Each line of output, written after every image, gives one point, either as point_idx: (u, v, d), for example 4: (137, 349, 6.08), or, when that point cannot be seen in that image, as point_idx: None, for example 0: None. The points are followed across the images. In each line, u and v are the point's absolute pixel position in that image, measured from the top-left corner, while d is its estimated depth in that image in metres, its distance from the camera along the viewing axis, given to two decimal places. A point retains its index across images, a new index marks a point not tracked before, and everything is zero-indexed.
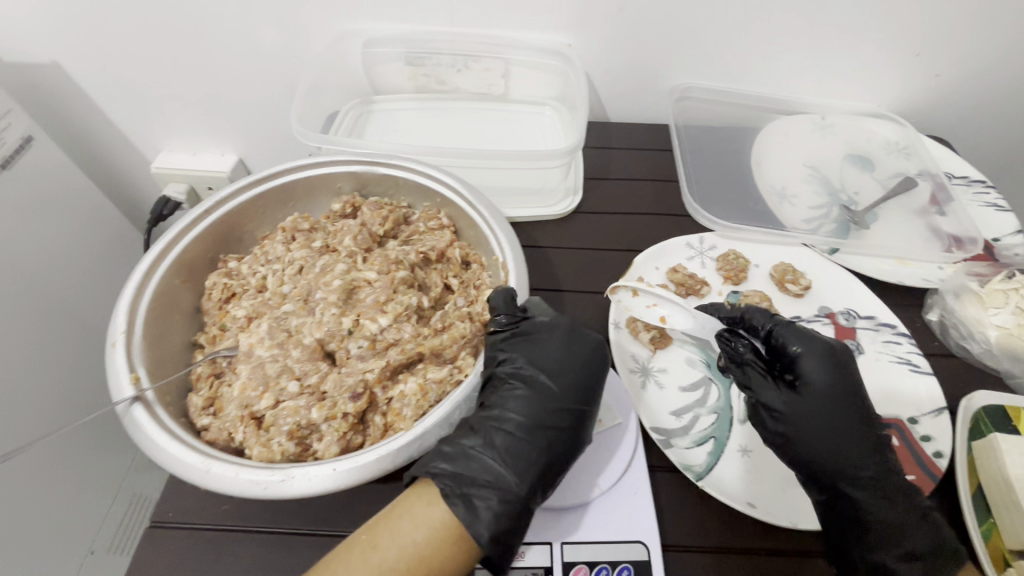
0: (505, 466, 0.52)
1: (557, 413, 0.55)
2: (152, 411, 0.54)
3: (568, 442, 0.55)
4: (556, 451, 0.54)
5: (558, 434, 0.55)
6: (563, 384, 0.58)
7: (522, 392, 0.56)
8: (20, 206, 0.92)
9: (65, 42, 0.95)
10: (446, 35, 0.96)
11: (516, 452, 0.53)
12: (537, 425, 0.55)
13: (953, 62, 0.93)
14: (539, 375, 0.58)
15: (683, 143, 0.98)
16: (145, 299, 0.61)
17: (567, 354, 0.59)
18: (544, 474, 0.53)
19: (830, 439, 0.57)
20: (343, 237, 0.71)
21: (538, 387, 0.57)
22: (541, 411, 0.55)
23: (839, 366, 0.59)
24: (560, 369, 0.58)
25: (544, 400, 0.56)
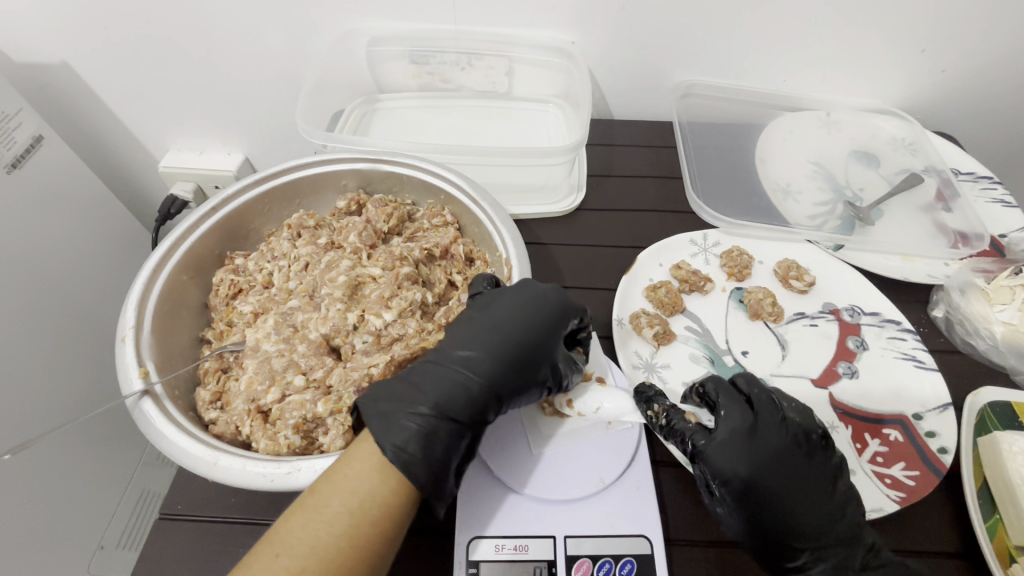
0: (435, 394, 0.55)
1: (501, 348, 0.58)
2: (160, 405, 0.55)
3: (505, 378, 0.57)
4: (490, 384, 0.56)
5: (497, 369, 0.57)
6: (510, 333, 0.59)
7: (474, 329, 0.60)
8: (29, 204, 0.93)
9: (75, 43, 0.97)
10: (451, 33, 0.96)
11: (450, 388, 0.55)
12: (480, 357, 0.57)
13: (958, 57, 0.92)
14: (495, 316, 0.60)
15: (687, 140, 0.98)
16: (153, 295, 0.62)
17: (526, 301, 0.61)
18: (470, 402, 0.55)
19: (783, 531, 0.54)
20: (348, 233, 0.72)
21: (490, 325, 0.60)
22: (487, 347, 0.58)
23: (770, 463, 0.55)
24: (515, 311, 0.60)
25: (492, 336, 0.59)
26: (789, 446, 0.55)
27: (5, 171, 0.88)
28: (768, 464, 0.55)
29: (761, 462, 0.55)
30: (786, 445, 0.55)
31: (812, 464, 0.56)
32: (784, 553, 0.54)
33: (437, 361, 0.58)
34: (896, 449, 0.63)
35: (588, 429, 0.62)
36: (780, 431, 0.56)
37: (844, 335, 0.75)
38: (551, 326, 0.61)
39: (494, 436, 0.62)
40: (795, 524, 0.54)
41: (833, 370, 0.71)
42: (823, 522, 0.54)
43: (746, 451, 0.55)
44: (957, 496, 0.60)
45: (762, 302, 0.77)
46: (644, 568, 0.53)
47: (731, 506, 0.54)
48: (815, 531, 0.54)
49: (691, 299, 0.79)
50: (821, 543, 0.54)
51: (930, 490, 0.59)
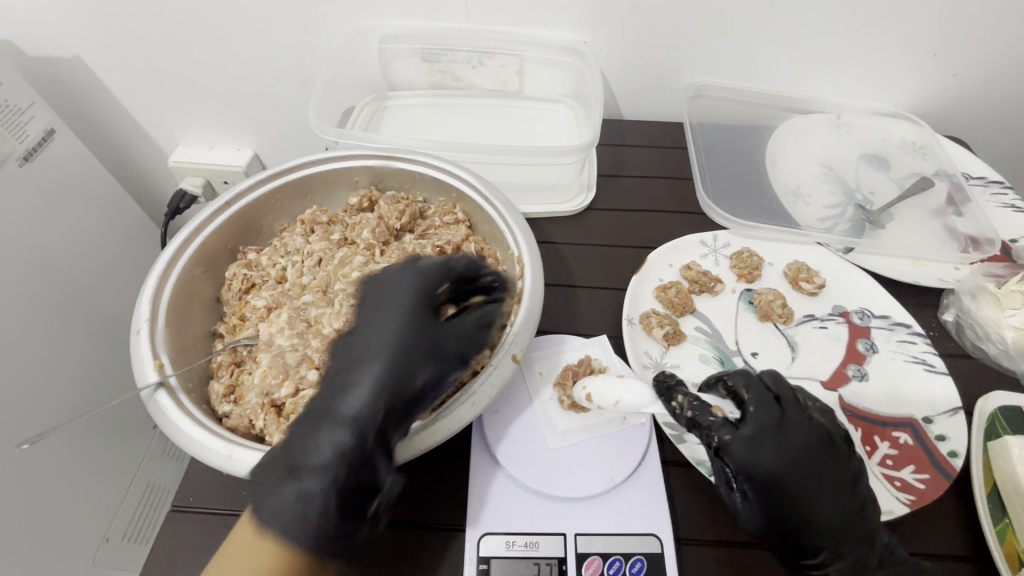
0: (332, 410, 0.52)
1: (396, 339, 0.56)
2: (175, 397, 0.55)
3: (413, 364, 0.55)
4: (398, 374, 0.54)
5: (398, 359, 0.55)
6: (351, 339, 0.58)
7: (355, 333, 0.58)
8: (42, 197, 0.93)
9: (88, 36, 0.97)
10: (462, 32, 0.97)
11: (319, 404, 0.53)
12: (377, 352, 0.55)
13: (970, 62, 0.93)
14: (376, 314, 0.58)
15: (698, 141, 0.98)
16: (167, 289, 0.63)
17: (398, 292, 0.59)
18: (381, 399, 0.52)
19: (802, 526, 0.53)
20: (361, 230, 0.72)
21: (371, 327, 0.57)
22: (378, 342, 0.56)
23: (797, 459, 0.53)
24: (394, 304, 0.58)
25: (380, 333, 0.56)
26: (812, 440, 0.54)
27: (17, 164, 0.88)
28: (794, 461, 0.53)
29: (786, 458, 0.53)
30: (810, 441, 0.54)
31: (832, 460, 0.54)
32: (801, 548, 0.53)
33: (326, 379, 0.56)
34: (905, 452, 0.63)
35: (604, 426, 0.63)
36: (807, 428, 0.55)
37: (854, 338, 0.75)
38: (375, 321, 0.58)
39: (507, 434, 0.62)
40: (815, 521, 0.53)
41: (843, 372, 0.71)
42: (844, 519, 0.53)
43: (772, 446, 0.54)
44: (966, 498, 0.60)
45: (772, 304, 0.76)
46: (655, 567, 0.54)
47: (751, 500, 0.54)
48: (834, 527, 0.52)
49: (701, 299, 0.79)
50: (841, 540, 0.52)
51: (939, 493, 0.60)
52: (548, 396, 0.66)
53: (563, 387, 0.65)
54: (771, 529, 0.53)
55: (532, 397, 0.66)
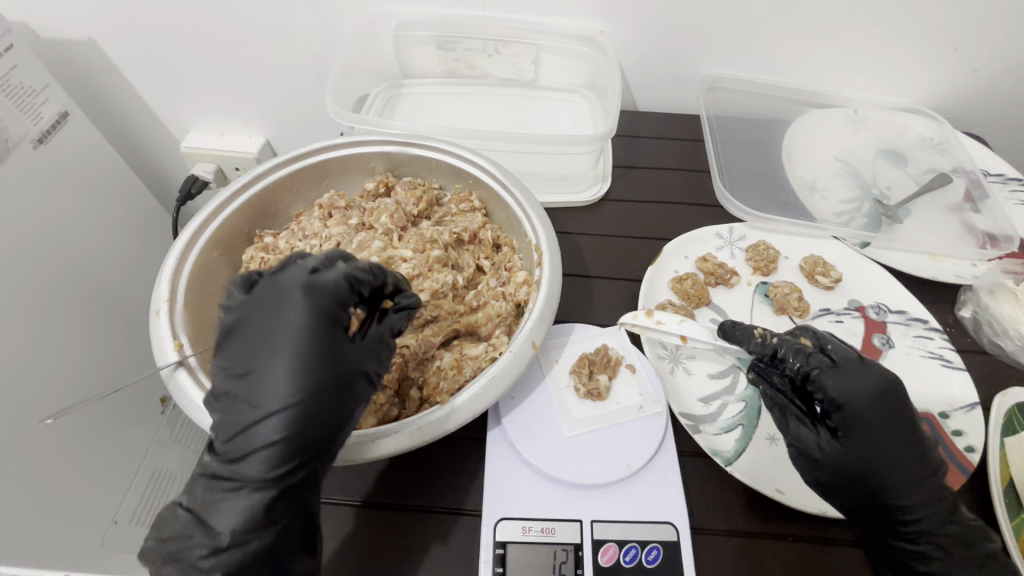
0: (241, 425, 0.48)
1: (288, 356, 0.48)
2: (195, 376, 0.55)
3: (311, 379, 0.48)
4: (298, 391, 0.48)
5: (293, 375, 0.48)
6: (239, 349, 0.50)
7: (235, 345, 0.50)
8: (57, 181, 0.94)
9: (103, 21, 0.97)
10: (479, 20, 0.96)
11: (229, 412, 0.49)
12: (266, 372, 0.48)
13: (991, 57, 0.92)
14: (255, 326, 0.50)
15: (713, 133, 0.97)
16: (185, 270, 0.63)
17: (271, 300, 0.50)
18: (287, 418, 0.47)
19: (884, 477, 0.54)
20: (379, 215, 0.72)
21: (252, 341, 0.49)
22: (267, 348, 0.49)
23: (883, 404, 0.55)
24: (271, 318, 0.49)
25: (263, 350, 0.49)
26: (889, 387, 0.56)
27: (31, 146, 0.89)
28: (881, 406, 0.55)
29: (874, 402, 0.55)
30: (893, 388, 0.56)
31: (908, 410, 0.56)
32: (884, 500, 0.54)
33: (223, 388, 0.50)
34: None
35: (622, 413, 0.63)
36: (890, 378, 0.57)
37: (870, 332, 0.74)
38: (259, 333, 0.49)
39: (522, 420, 0.63)
40: (897, 468, 0.54)
41: None
42: (922, 473, 0.54)
43: (858, 386, 0.55)
44: (981, 493, 0.60)
45: (788, 297, 0.76)
46: (671, 555, 0.54)
47: (835, 443, 0.55)
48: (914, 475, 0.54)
49: (717, 292, 0.79)
50: (921, 493, 0.53)
51: (955, 487, 0.60)
52: (564, 383, 0.66)
53: (581, 374, 0.66)
54: (853, 478, 0.54)
55: (549, 384, 0.66)
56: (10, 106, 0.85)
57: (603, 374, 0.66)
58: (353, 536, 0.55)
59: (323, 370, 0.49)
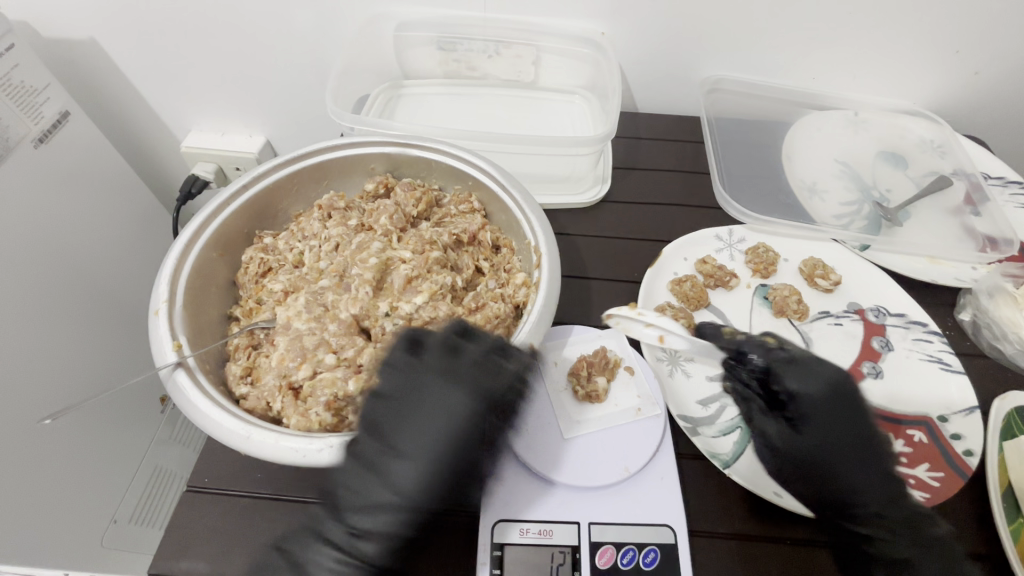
0: (373, 497, 0.52)
1: (439, 434, 0.54)
2: (193, 376, 0.56)
3: (452, 461, 0.54)
4: (439, 471, 0.53)
5: (438, 455, 0.53)
6: (407, 425, 0.55)
7: (378, 419, 0.55)
8: (58, 181, 0.94)
9: (105, 21, 0.97)
10: (479, 21, 0.96)
11: (364, 484, 0.53)
12: (417, 447, 0.54)
13: (992, 59, 0.91)
14: (400, 406, 0.56)
15: (713, 135, 0.97)
16: (185, 270, 0.63)
17: (420, 381, 0.56)
18: (424, 495, 0.52)
19: (837, 467, 0.56)
20: (378, 216, 0.72)
21: (411, 415, 0.55)
22: (416, 426, 0.54)
23: (837, 398, 0.58)
24: (422, 398, 0.56)
25: (415, 426, 0.54)
26: (841, 383, 0.59)
27: (32, 145, 0.89)
28: (836, 399, 0.58)
29: (829, 397, 0.58)
30: (848, 385, 0.59)
31: (863, 407, 0.59)
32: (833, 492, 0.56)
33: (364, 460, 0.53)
34: (920, 449, 0.63)
35: (621, 416, 0.63)
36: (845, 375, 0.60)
37: (869, 335, 0.74)
38: (441, 408, 0.55)
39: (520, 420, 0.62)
40: (849, 459, 0.57)
41: (858, 369, 0.71)
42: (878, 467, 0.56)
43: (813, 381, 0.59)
44: (979, 497, 0.60)
45: (788, 299, 0.76)
46: (668, 557, 0.54)
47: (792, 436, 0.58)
48: (862, 465, 0.56)
49: (716, 294, 0.79)
50: (876, 486, 0.55)
51: (954, 491, 0.60)
52: (563, 386, 0.66)
53: (580, 377, 0.66)
54: (808, 469, 0.57)
55: (547, 386, 0.66)
56: (11, 105, 0.85)
57: (601, 376, 0.66)
58: None
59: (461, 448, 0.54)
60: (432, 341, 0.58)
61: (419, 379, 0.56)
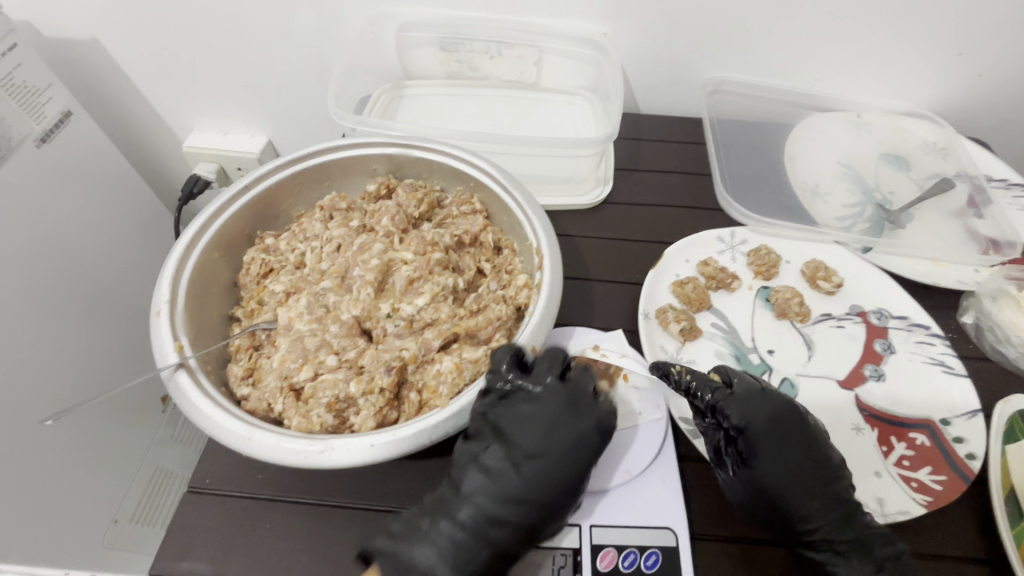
0: (502, 496, 0.54)
1: (563, 446, 0.56)
2: (195, 377, 0.56)
3: (577, 475, 0.55)
4: (564, 481, 0.55)
5: (565, 465, 0.55)
6: (530, 435, 0.57)
7: (509, 427, 0.57)
8: (60, 181, 0.94)
9: (108, 21, 0.97)
10: (482, 21, 0.96)
11: (491, 486, 0.55)
12: (542, 456, 0.56)
13: (996, 61, 0.91)
14: (530, 417, 0.58)
15: (715, 137, 0.97)
16: (187, 270, 0.63)
17: (542, 397, 0.59)
18: (550, 501, 0.54)
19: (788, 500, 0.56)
20: (380, 217, 0.72)
21: (538, 427, 0.57)
22: (540, 436, 0.57)
23: (779, 428, 0.58)
24: (544, 412, 0.58)
25: (541, 438, 0.57)
26: (782, 411, 0.59)
27: (34, 145, 0.89)
28: (778, 428, 0.58)
29: (771, 427, 0.58)
30: (790, 412, 0.59)
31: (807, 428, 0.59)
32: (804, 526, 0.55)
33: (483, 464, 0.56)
34: (922, 453, 0.63)
35: (622, 419, 0.64)
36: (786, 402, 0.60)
37: (871, 338, 0.74)
38: (562, 423, 0.57)
39: None
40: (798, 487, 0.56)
41: (860, 372, 0.71)
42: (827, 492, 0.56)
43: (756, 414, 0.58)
44: (981, 501, 0.60)
45: (790, 301, 0.76)
46: (669, 561, 0.54)
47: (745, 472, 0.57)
48: (812, 494, 0.56)
49: (718, 296, 0.79)
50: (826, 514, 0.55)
51: (957, 494, 0.60)
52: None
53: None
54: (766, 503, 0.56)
55: None
56: (14, 106, 0.85)
57: (604, 381, 0.66)
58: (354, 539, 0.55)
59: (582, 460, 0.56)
60: (548, 360, 0.61)
61: (543, 395, 0.59)
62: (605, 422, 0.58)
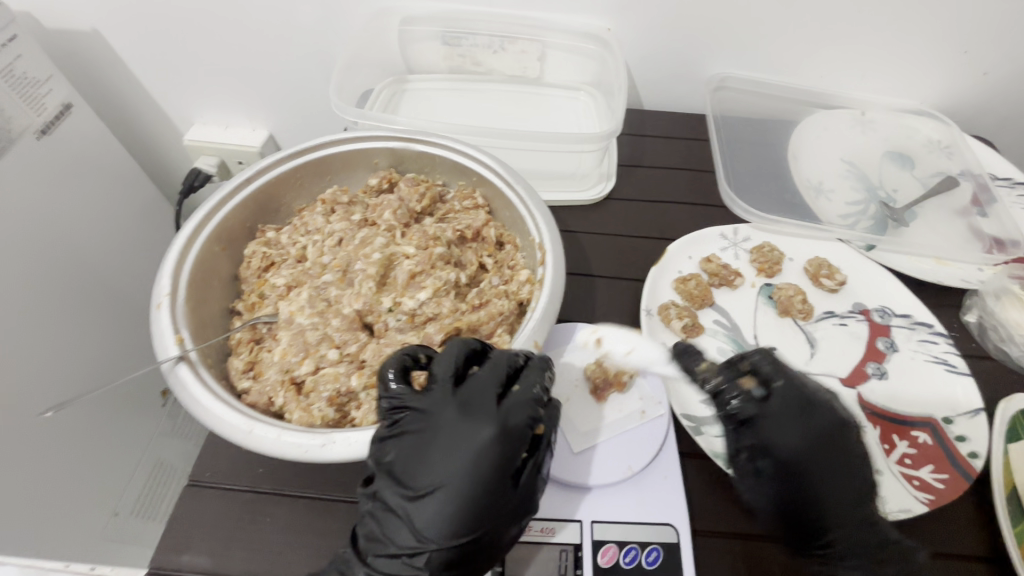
0: (400, 544, 0.49)
1: (457, 470, 0.48)
2: (195, 370, 0.55)
3: (481, 499, 0.48)
4: (463, 511, 0.48)
5: (462, 493, 0.48)
6: (419, 467, 0.50)
7: (401, 459, 0.50)
8: (59, 173, 0.93)
9: (108, 13, 0.96)
10: (485, 16, 0.95)
11: (392, 532, 0.49)
12: (437, 486, 0.49)
13: (1001, 59, 0.91)
14: (420, 443, 0.50)
15: (719, 133, 0.97)
16: (188, 263, 0.62)
17: (430, 419, 0.51)
18: (452, 537, 0.48)
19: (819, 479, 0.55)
20: (382, 211, 0.72)
21: (429, 451, 0.50)
22: (433, 459, 0.49)
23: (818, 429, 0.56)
24: (432, 436, 0.50)
25: (433, 464, 0.49)
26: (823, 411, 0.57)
27: (35, 137, 0.88)
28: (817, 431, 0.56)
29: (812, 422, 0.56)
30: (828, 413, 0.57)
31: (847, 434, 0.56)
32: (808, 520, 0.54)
33: (382, 506, 0.51)
34: (925, 451, 0.63)
35: (626, 420, 0.63)
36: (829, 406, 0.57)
37: (874, 336, 0.74)
38: (453, 446, 0.49)
39: None
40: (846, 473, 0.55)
41: (863, 369, 0.71)
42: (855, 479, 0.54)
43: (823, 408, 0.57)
44: (983, 499, 0.60)
45: (793, 299, 0.76)
46: (671, 556, 0.54)
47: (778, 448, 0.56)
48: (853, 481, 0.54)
49: (720, 293, 0.79)
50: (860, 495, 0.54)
51: (958, 493, 0.59)
52: (579, 379, 0.67)
53: (603, 374, 0.66)
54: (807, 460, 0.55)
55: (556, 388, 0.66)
56: (14, 97, 0.84)
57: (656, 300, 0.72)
58: None
59: (488, 478, 0.48)
60: (443, 359, 0.54)
61: (432, 412, 0.52)
62: (507, 427, 0.50)
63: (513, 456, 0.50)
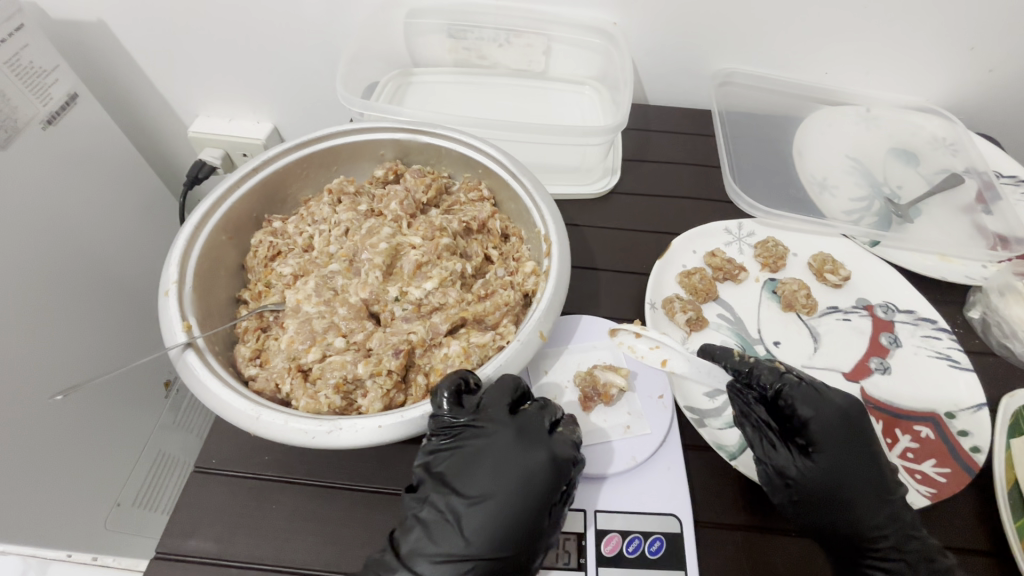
0: (444, 552, 0.50)
1: (513, 487, 0.52)
2: (203, 357, 0.56)
3: (529, 518, 0.51)
4: (510, 527, 0.50)
5: (513, 508, 0.51)
6: (473, 481, 0.53)
7: (456, 471, 0.53)
8: (63, 163, 0.93)
9: (114, 3, 0.96)
10: (490, 8, 0.95)
11: (438, 538, 0.51)
12: (489, 498, 0.51)
13: (1007, 57, 0.90)
14: (478, 457, 0.53)
15: (725, 128, 0.97)
16: (195, 251, 0.63)
17: (489, 438, 0.54)
18: (496, 549, 0.50)
19: (847, 497, 0.55)
20: (389, 201, 0.73)
21: (484, 466, 0.53)
22: (488, 474, 0.53)
23: (846, 426, 0.57)
24: (490, 451, 0.54)
25: (486, 479, 0.52)
26: (853, 413, 0.58)
27: (40, 127, 0.88)
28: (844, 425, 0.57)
29: (834, 419, 0.57)
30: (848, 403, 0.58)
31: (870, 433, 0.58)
32: (841, 520, 0.55)
33: (424, 517, 0.52)
34: (927, 446, 0.63)
35: (609, 432, 0.62)
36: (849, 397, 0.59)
37: (877, 332, 0.74)
38: (510, 464, 0.53)
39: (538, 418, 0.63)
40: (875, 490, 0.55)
41: (866, 364, 0.71)
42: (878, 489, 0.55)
43: (825, 403, 0.58)
44: (985, 493, 0.60)
45: (796, 294, 0.76)
46: (674, 546, 0.54)
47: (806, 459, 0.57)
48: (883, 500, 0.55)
49: (724, 287, 0.79)
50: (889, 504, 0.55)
51: (961, 487, 0.60)
52: (569, 383, 0.67)
53: (592, 382, 0.64)
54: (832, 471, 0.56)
55: (549, 389, 0.66)
56: (20, 86, 0.84)
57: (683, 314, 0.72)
58: (360, 521, 0.56)
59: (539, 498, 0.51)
60: (497, 391, 0.56)
61: (489, 430, 0.54)
62: (558, 458, 0.53)
63: (563, 484, 0.53)
